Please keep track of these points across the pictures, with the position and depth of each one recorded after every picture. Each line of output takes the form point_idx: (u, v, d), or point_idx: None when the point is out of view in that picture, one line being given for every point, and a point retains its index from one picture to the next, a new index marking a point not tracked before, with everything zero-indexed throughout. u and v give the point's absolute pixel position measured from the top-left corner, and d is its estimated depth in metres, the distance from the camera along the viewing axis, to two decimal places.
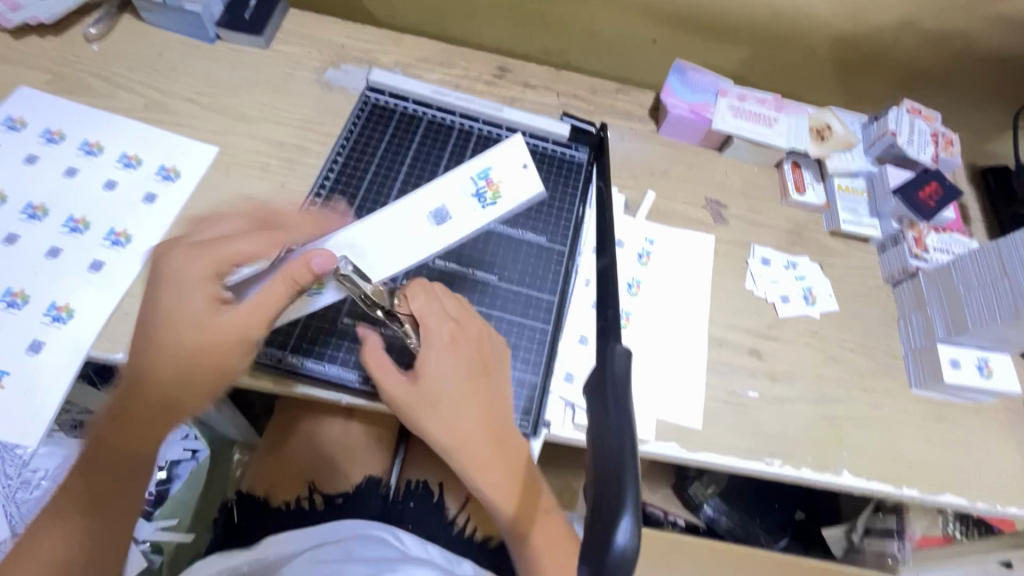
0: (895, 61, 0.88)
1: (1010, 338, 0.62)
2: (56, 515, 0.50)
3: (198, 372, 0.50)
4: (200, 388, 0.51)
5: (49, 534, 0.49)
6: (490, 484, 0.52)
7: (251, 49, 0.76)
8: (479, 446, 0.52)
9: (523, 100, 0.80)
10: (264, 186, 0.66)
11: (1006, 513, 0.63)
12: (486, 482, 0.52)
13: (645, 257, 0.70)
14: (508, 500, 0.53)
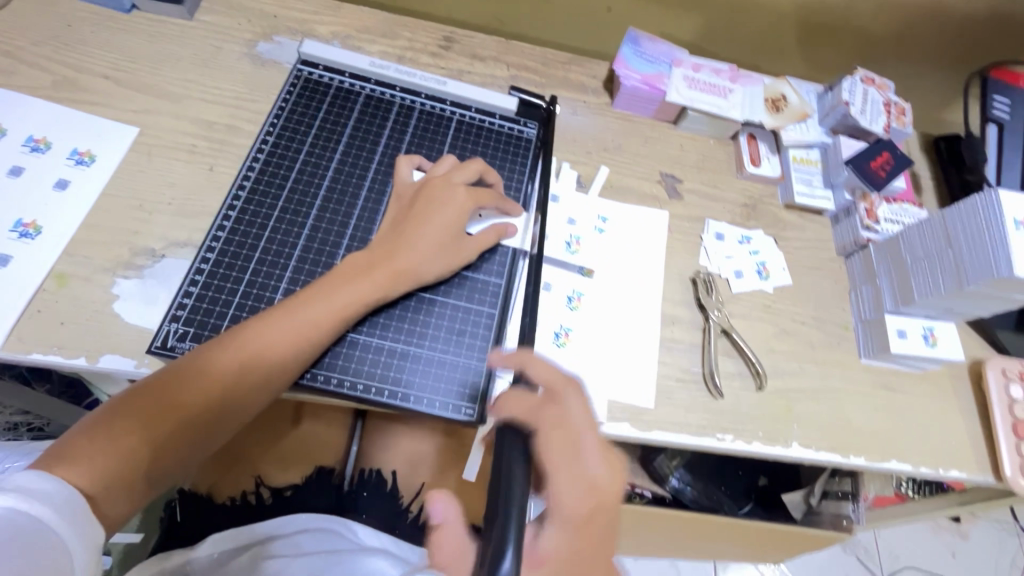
0: (852, 29, 0.86)
1: (952, 309, 0.63)
2: (98, 431, 0.44)
3: (302, 331, 0.50)
4: (280, 354, 0.49)
5: (83, 452, 0.43)
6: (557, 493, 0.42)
7: (173, 20, 0.70)
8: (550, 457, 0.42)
9: (471, 73, 0.76)
10: (190, 170, 0.62)
11: (949, 476, 0.65)
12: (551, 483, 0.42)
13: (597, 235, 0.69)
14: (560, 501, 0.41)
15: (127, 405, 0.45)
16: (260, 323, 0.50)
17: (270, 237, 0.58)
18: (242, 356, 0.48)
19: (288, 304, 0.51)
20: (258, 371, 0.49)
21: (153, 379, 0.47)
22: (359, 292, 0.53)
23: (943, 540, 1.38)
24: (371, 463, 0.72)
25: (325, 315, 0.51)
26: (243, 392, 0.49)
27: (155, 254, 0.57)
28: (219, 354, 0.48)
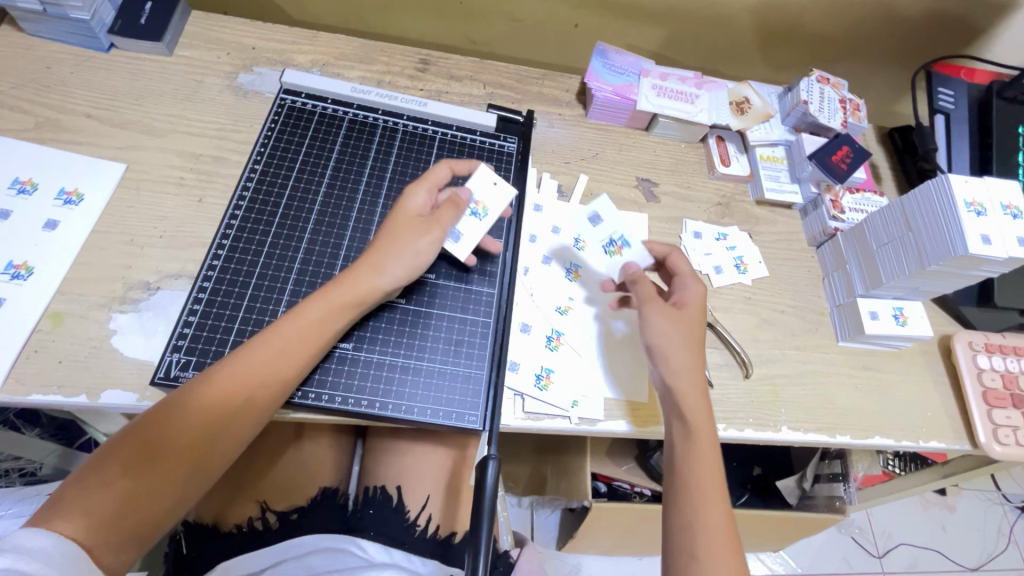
0: (806, 33, 0.91)
1: (918, 288, 0.67)
2: (85, 485, 0.42)
3: (290, 357, 0.50)
4: (269, 384, 0.49)
5: (76, 506, 0.41)
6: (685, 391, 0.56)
7: (153, 58, 0.71)
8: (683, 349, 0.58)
9: (449, 93, 0.78)
10: (180, 202, 0.63)
11: (929, 447, 0.68)
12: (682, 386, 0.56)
13: (615, 246, 0.67)
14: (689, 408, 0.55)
15: (112, 454, 0.43)
16: (243, 351, 0.49)
17: (264, 262, 0.59)
18: (230, 386, 0.48)
19: (269, 330, 0.51)
20: (248, 400, 0.48)
21: (143, 420, 0.45)
22: (339, 308, 0.53)
23: (931, 514, 1.43)
24: (375, 480, 0.73)
25: (302, 336, 0.51)
26: (237, 424, 0.48)
27: (150, 287, 0.58)
28: (207, 385, 0.47)
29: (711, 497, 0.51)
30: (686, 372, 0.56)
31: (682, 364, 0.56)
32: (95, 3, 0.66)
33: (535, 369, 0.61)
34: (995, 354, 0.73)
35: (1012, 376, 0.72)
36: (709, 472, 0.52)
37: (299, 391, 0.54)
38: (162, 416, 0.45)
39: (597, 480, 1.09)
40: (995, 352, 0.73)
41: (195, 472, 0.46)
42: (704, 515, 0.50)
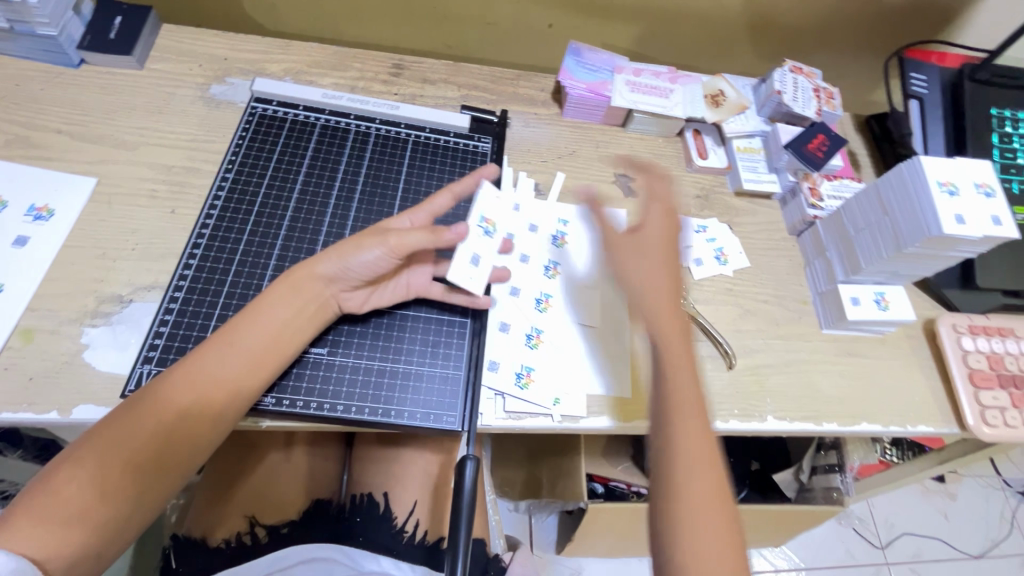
0: (777, 24, 0.92)
1: (897, 272, 0.67)
2: (38, 498, 0.42)
3: (245, 359, 0.50)
4: (225, 388, 0.48)
5: (31, 518, 0.41)
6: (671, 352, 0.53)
7: (125, 71, 0.71)
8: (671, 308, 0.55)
9: (423, 97, 0.78)
10: (152, 214, 0.62)
11: (917, 432, 0.68)
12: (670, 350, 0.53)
13: (488, 220, 0.62)
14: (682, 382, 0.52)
15: (64, 465, 0.43)
16: (207, 350, 0.49)
17: (236, 270, 0.59)
18: (185, 393, 0.47)
19: (226, 333, 0.50)
20: (210, 401, 0.48)
21: (98, 429, 0.45)
22: (296, 309, 0.52)
23: (933, 502, 1.42)
24: (362, 488, 0.73)
25: (267, 337, 0.51)
26: (198, 426, 0.48)
27: (122, 300, 0.57)
28: (170, 386, 0.47)
29: (698, 479, 0.48)
30: (676, 342, 0.53)
31: (668, 328, 0.54)
32: (63, 19, 0.66)
33: (515, 368, 0.60)
34: (980, 335, 0.73)
35: (998, 357, 0.72)
36: (697, 453, 0.49)
37: (274, 397, 0.53)
38: (121, 418, 0.45)
39: (592, 480, 1.09)
40: (980, 334, 0.73)
41: (156, 476, 0.46)
42: (692, 500, 0.47)
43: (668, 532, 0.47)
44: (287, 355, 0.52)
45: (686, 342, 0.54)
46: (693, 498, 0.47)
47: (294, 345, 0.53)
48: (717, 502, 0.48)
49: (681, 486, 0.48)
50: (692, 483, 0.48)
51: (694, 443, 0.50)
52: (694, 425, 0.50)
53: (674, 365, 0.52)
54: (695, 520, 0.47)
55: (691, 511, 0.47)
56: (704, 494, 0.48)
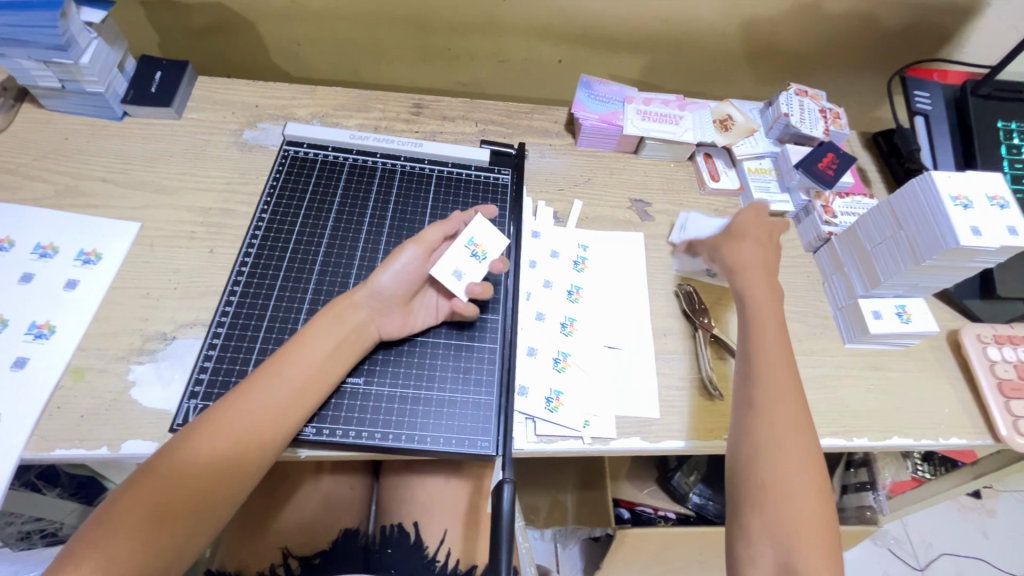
0: (780, 49, 0.95)
1: (918, 284, 0.68)
2: (97, 531, 0.43)
3: (289, 390, 0.52)
4: (271, 418, 0.50)
5: (91, 551, 0.42)
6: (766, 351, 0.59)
7: (164, 121, 0.76)
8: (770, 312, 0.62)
9: (443, 133, 0.82)
10: (192, 255, 0.65)
11: (950, 444, 0.67)
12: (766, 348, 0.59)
13: (477, 244, 0.63)
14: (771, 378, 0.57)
15: (122, 499, 0.45)
16: (253, 383, 0.51)
17: (275, 305, 0.61)
18: (233, 425, 0.49)
19: (271, 365, 0.52)
20: (257, 432, 0.50)
21: (151, 463, 0.47)
22: (336, 340, 0.55)
23: (971, 520, 1.38)
24: (392, 517, 0.73)
25: (310, 370, 0.53)
26: (245, 458, 0.49)
27: (166, 337, 0.60)
28: (218, 419, 0.49)
29: (790, 466, 0.52)
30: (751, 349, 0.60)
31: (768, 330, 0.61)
32: (109, 76, 0.71)
33: (544, 392, 0.61)
34: (1006, 344, 0.72)
35: None
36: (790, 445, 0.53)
37: (313, 428, 0.55)
38: (174, 452, 0.47)
39: (620, 506, 1.07)
40: (1005, 343, 0.73)
41: (205, 509, 0.47)
42: (785, 485, 0.51)
43: (762, 511, 0.50)
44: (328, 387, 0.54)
45: (782, 345, 0.60)
46: (791, 482, 0.51)
47: (334, 376, 0.55)
48: (818, 492, 0.51)
49: (772, 473, 0.52)
50: (783, 470, 0.52)
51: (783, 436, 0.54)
52: (789, 416, 0.55)
53: (765, 366, 0.58)
54: (785, 502, 0.50)
55: (778, 494, 0.51)
56: (795, 483, 0.51)
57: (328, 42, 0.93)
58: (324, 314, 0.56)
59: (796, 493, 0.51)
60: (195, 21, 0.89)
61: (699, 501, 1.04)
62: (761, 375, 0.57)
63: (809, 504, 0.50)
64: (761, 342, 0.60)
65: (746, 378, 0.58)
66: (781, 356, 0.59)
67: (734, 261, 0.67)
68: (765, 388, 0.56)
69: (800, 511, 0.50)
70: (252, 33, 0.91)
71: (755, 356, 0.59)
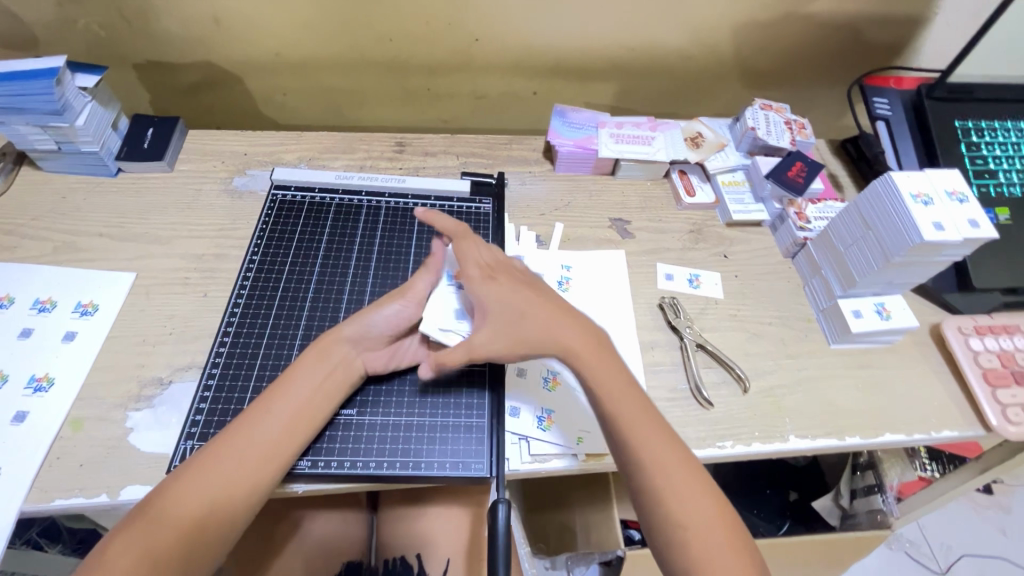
0: (743, 68, 1.00)
1: (893, 282, 0.70)
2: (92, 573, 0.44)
3: (279, 425, 0.53)
4: (262, 453, 0.52)
5: None
6: (615, 386, 0.56)
7: (156, 175, 0.79)
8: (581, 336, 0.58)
9: (426, 168, 0.85)
10: (187, 299, 0.67)
11: (943, 437, 0.68)
12: (611, 383, 0.57)
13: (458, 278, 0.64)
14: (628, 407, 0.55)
15: (116, 540, 0.46)
16: (246, 420, 0.53)
17: (267, 343, 0.63)
18: (226, 461, 0.50)
19: (263, 402, 0.54)
20: (250, 468, 0.51)
21: (146, 504, 0.48)
22: (324, 374, 0.56)
23: (988, 519, 1.36)
24: (394, 550, 0.73)
25: (299, 406, 0.55)
26: (237, 493, 0.50)
27: (162, 382, 0.61)
28: (212, 457, 0.50)
29: (671, 472, 0.53)
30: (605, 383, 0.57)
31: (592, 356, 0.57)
32: (103, 135, 0.75)
33: (536, 412, 0.63)
34: (987, 334, 0.74)
35: (1009, 354, 0.73)
36: (680, 476, 0.53)
37: (308, 461, 0.56)
38: (169, 491, 0.49)
39: (627, 527, 1.09)
40: (986, 333, 0.74)
41: (197, 547, 0.48)
42: (674, 497, 0.52)
43: (664, 530, 0.52)
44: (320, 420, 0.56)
45: (609, 360, 0.58)
46: (675, 488, 0.52)
47: (324, 408, 0.56)
48: (701, 489, 0.53)
49: (664, 487, 0.52)
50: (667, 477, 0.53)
51: (671, 464, 0.53)
52: (656, 437, 0.54)
53: (614, 390, 0.56)
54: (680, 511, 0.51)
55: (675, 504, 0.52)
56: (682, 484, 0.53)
57: (312, 90, 0.97)
58: (313, 350, 0.58)
59: (687, 501, 0.52)
60: (185, 79, 0.94)
61: None
62: (616, 399, 0.56)
63: (702, 507, 0.52)
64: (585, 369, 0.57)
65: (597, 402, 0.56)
66: (613, 375, 0.57)
67: (492, 312, 0.58)
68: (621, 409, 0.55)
69: (698, 517, 0.51)
70: (239, 86, 0.96)
71: (591, 382, 0.57)
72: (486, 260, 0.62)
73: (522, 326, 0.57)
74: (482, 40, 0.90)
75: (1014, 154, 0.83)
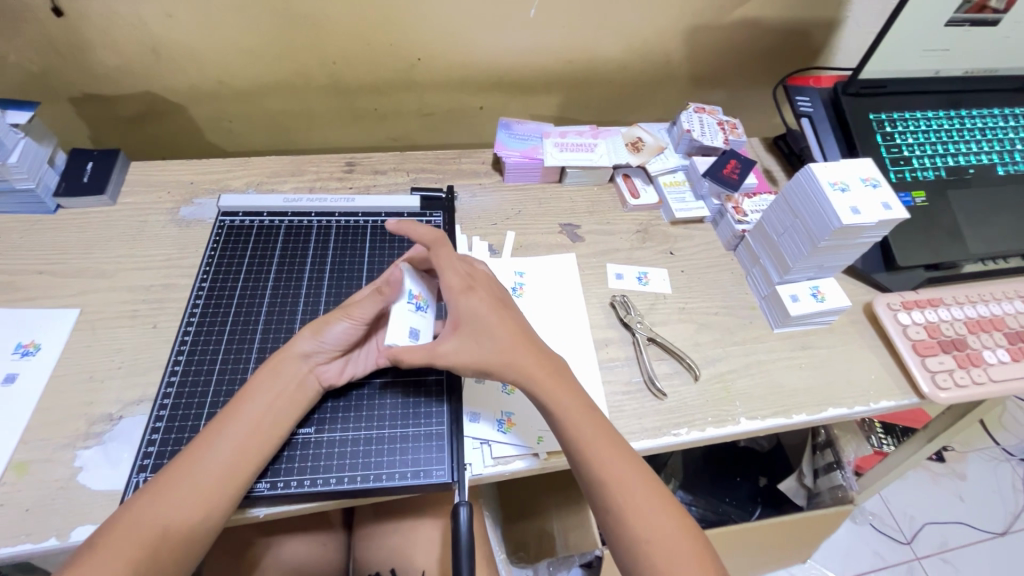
0: (676, 74, 1.05)
1: (823, 265, 0.74)
2: None
3: (235, 448, 0.53)
4: (218, 478, 0.51)
5: None
6: (566, 405, 0.58)
7: (99, 208, 0.78)
8: (536, 357, 0.59)
9: (376, 186, 0.86)
10: (136, 332, 0.66)
11: (881, 407, 0.72)
12: (563, 401, 0.58)
13: (416, 295, 0.60)
14: (584, 427, 0.57)
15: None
16: (199, 446, 0.52)
17: (220, 369, 0.62)
18: (180, 489, 0.50)
19: (216, 426, 0.54)
20: (204, 493, 0.50)
21: (95, 540, 0.47)
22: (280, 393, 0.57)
23: (945, 486, 1.43)
24: (369, 568, 0.73)
25: (253, 426, 0.54)
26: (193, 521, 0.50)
27: (113, 417, 0.60)
28: (165, 485, 0.50)
29: (632, 490, 0.55)
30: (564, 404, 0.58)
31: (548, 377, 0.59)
32: (39, 172, 0.73)
33: (495, 415, 0.64)
34: (914, 308, 0.79)
35: (935, 326, 0.78)
36: (637, 488, 0.55)
37: (267, 482, 0.56)
38: (119, 524, 0.48)
39: None
40: (913, 308, 0.79)
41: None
42: (635, 511, 0.54)
43: (628, 545, 0.54)
44: (276, 439, 0.55)
45: (568, 386, 0.59)
46: (638, 506, 0.54)
47: (281, 426, 0.56)
48: (661, 503, 0.55)
49: (625, 504, 0.54)
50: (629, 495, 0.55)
51: (628, 478, 0.55)
52: (611, 453, 0.56)
53: (573, 416, 0.57)
54: (643, 527, 0.53)
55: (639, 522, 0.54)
56: (643, 500, 0.55)
57: (258, 114, 0.97)
58: (262, 370, 0.58)
59: (649, 517, 0.54)
60: (125, 111, 0.93)
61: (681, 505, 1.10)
62: (576, 425, 0.57)
63: (663, 522, 0.54)
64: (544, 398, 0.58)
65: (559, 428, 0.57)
66: (572, 401, 0.58)
67: (468, 327, 0.59)
68: (582, 434, 0.57)
69: (660, 527, 0.53)
70: (183, 115, 0.96)
71: (550, 405, 0.58)
72: (465, 272, 0.62)
73: (497, 342, 0.58)
74: (424, 59, 0.92)
75: (925, 141, 0.90)
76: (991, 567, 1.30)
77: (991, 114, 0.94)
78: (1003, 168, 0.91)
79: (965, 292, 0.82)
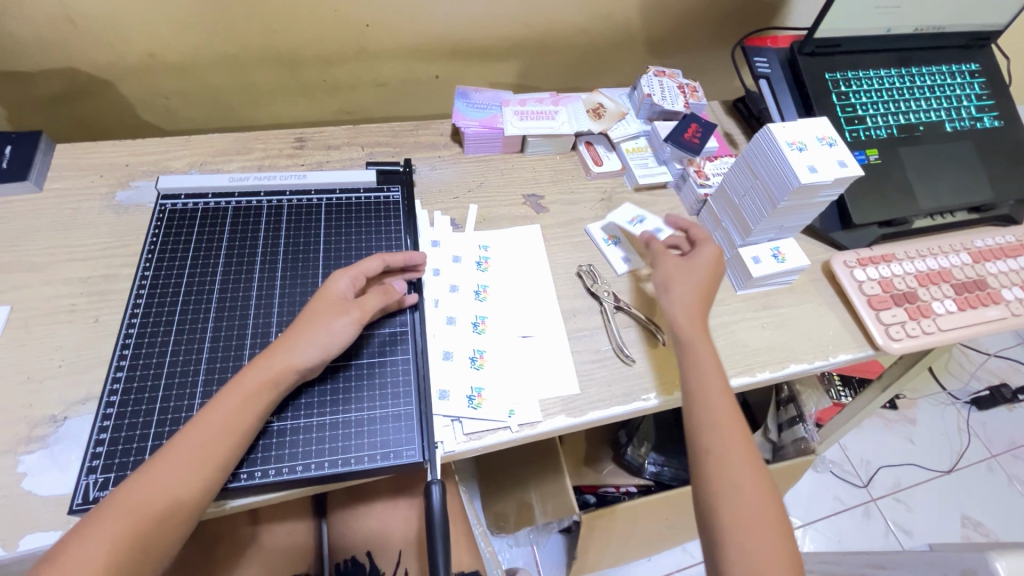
0: (636, 37, 1.03)
1: (784, 226, 0.75)
2: None
3: (204, 447, 0.50)
4: (185, 478, 0.49)
5: None
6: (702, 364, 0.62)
7: (23, 196, 0.72)
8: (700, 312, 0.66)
9: (330, 162, 0.82)
10: (76, 327, 0.62)
11: (839, 361, 0.75)
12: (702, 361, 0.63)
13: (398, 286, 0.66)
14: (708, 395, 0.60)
15: None
16: (170, 447, 0.50)
17: (171, 361, 0.59)
18: (147, 493, 0.48)
19: (186, 427, 0.51)
20: (172, 493, 0.48)
21: (57, 550, 0.44)
22: (250, 385, 0.54)
23: (898, 431, 1.51)
24: (344, 553, 0.72)
25: (226, 416, 0.52)
26: (160, 522, 0.47)
27: (57, 419, 0.56)
28: (132, 489, 0.48)
29: (729, 447, 0.58)
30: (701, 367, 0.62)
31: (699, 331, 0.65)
32: None
33: (465, 392, 0.63)
34: (868, 265, 0.81)
35: (888, 281, 0.80)
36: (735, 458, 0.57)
37: (244, 473, 0.54)
38: (84, 531, 0.45)
39: (583, 493, 1.12)
40: (868, 264, 0.81)
41: None
42: (733, 472, 0.56)
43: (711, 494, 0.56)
44: (249, 432, 0.53)
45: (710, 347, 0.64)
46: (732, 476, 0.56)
47: (251, 419, 0.53)
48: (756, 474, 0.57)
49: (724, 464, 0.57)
50: (751, 537, 0.53)
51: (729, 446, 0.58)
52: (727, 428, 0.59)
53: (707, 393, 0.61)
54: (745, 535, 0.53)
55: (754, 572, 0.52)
56: (763, 544, 0.53)
57: (196, 89, 0.91)
58: (244, 371, 0.55)
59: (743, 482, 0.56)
60: (46, 89, 0.85)
61: (655, 469, 1.12)
62: (716, 420, 0.59)
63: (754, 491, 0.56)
64: (695, 365, 0.62)
65: (693, 431, 0.60)
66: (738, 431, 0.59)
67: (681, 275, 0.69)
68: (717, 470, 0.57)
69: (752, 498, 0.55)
70: (112, 92, 0.88)
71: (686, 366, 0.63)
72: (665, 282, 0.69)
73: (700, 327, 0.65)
74: (373, 25, 0.87)
75: (879, 100, 0.92)
76: (937, 502, 1.40)
77: (940, 72, 0.96)
78: (951, 125, 0.93)
79: (916, 247, 0.85)
